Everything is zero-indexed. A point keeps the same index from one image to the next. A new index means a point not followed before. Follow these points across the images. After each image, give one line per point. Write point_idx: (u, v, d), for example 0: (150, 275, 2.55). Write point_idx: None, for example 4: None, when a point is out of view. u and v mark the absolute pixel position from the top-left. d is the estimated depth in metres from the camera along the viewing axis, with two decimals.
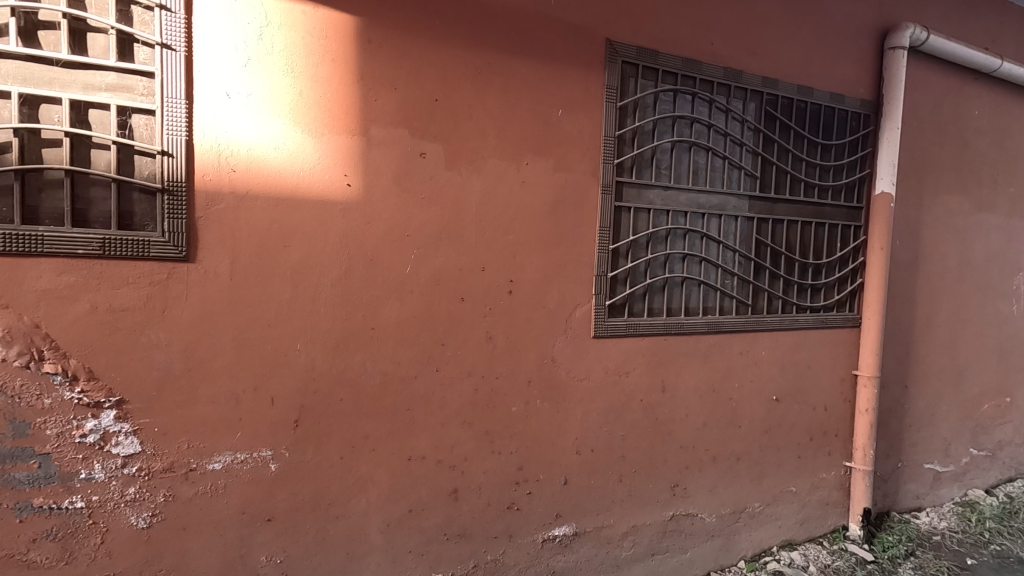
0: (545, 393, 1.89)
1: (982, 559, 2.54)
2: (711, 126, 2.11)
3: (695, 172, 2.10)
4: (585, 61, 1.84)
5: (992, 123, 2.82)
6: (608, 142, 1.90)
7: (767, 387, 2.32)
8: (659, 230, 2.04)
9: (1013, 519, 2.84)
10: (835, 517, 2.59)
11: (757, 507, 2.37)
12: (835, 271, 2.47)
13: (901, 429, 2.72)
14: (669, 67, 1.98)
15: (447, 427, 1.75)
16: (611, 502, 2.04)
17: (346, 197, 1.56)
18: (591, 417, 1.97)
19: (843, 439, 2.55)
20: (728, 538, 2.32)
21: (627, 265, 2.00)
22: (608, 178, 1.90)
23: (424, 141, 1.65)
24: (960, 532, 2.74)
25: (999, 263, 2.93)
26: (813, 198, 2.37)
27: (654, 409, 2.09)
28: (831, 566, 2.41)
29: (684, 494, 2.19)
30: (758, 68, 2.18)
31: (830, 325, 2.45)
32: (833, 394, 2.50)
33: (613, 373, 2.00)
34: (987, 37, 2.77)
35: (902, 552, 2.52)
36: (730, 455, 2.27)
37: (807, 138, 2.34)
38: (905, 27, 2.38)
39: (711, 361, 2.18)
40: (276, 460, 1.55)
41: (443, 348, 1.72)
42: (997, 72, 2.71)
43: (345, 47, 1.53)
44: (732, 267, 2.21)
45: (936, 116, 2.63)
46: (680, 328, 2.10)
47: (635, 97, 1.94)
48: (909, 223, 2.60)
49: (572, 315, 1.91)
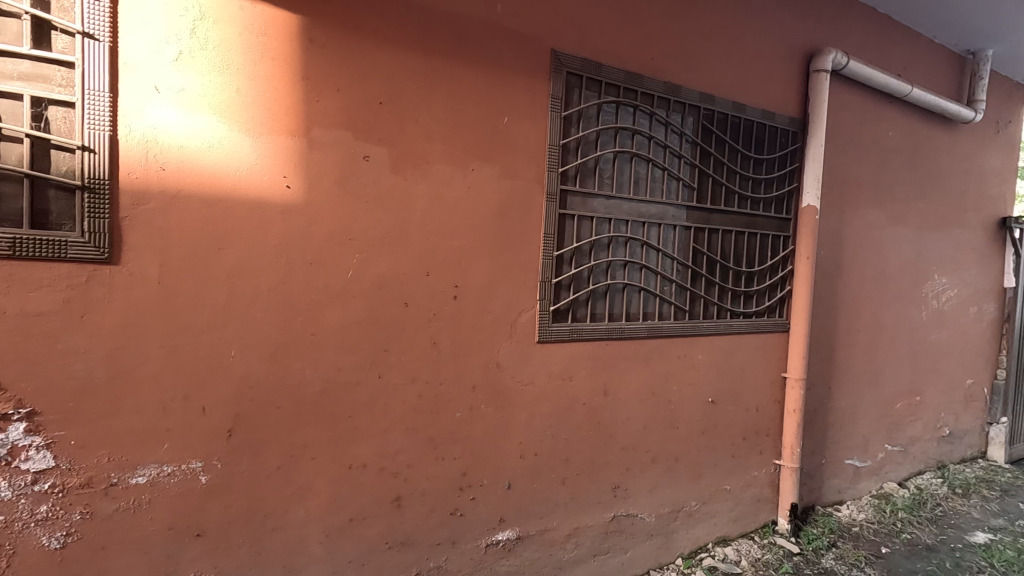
0: (490, 397, 1.90)
1: (895, 546, 2.73)
2: (651, 138, 2.18)
3: (636, 182, 2.17)
4: (531, 70, 1.87)
5: (905, 143, 3.05)
6: (553, 151, 1.93)
7: (703, 390, 2.42)
8: (601, 238, 2.09)
9: (922, 508, 3.07)
10: (765, 512, 2.72)
11: (694, 505, 2.46)
12: (766, 278, 2.60)
13: (825, 428, 2.89)
14: (612, 80, 2.04)
15: (390, 434, 1.73)
16: (554, 504, 2.07)
17: (285, 200, 1.52)
18: (535, 421, 2.00)
19: (773, 438, 2.69)
20: (667, 537, 2.39)
21: (570, 271, 2.03)
22: (553, 186, 1.94)
23: (367, 143, 1.62)
24: (877, 522, 2.92)
25: (911, 273, 3.17)
26: (746, 209, 2.49)
27: (597, 412, 2.13)
28: (761, 559, 2.52)
29: (625, 495, 2.24)
30: (695, 84, 2.27)
31: (761, 330, 2.58)
32: (764, 395, 2.63)
33: (557, 378, 2.03)
34: (899, 64, 3.01)
35: (825, 543, 2.66)
36: (668, 457, 2.34)
37: (741, 152, 2.46)
38: (828, 51, 2.54)
39: (651, 365, 2.25)
40: (208, 471, 1.48)
41: (386, 354, 1.70)
42: (908, 96, 2.93)
43: (285, 46, 1.49)
44: (670, 274, 2.29)
45: (857, 135, 2.82)
46: (622, 333, 2.16)
47: (580, 108, 1.98)
48: (832, 234, 2.78)
49: (517, 320, 1.93)
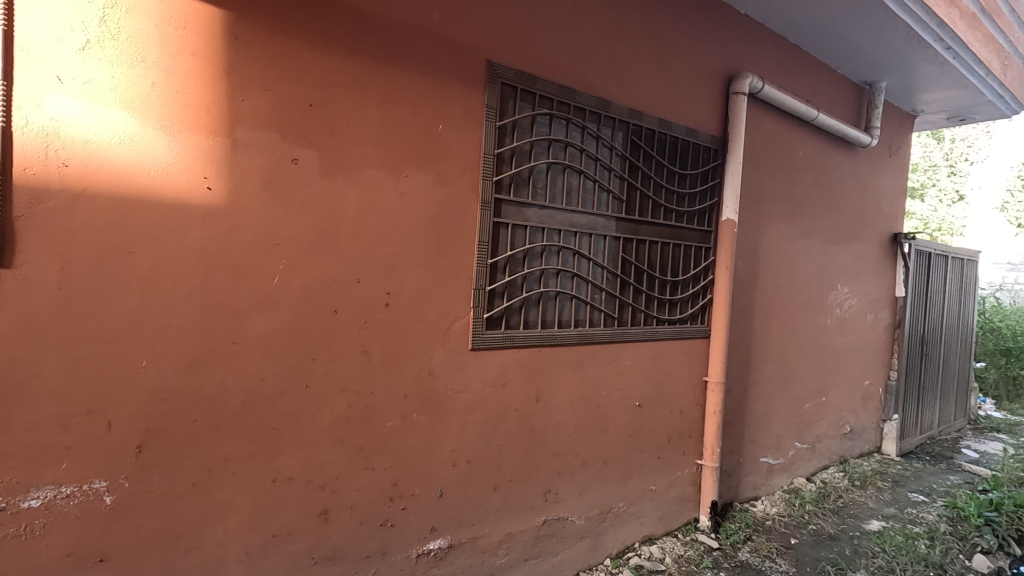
0: (422, 406, 1.88)
1: (803, 537, 2.93)
2: (583, 150, 2.25)
3: (568, 192, 2.22)
4: (467, 79, 1.89)
5: (813, 163, 3.31)
6: (487, 160, 1.95)
7: (631, 394, 2.51)
8: (534, 247, 2.13)
9: (826, 501, 3.32)
10: (688, 510, 2.85)
11: (621, 506, 2.54)
12: (689, 287, 2.74)
13: (742, 428, 3.07)
14: (546, 92, 2.09)
15: (317, 446, 1.67)
16: (486, 511, 2.08)
17: (205, 201, 1.45)
18: (468, 429, 2.00)
19: (695, 439, 2.83)
20: (596, 538, 2.45)
21: (504, 279, 2.05)
22: (487, 195, 1.96)
23: (296, 145, 1.58)
24: (787, 515, 3.13)
25: (817, 282, 3.44)
26: (671, 221, 2.62)
27: (530, 418, 2.16)
28: (684, 556, 2.64)
29: (556, 499, 2.28)
30: (625, 100, 2.37)
31: (684, 336, 2.71)
32: (687, 398, 2.76)
33: (490, 385, 2.04)
34: (807, 91, 3.27)
35: (742, 537, 2.82)
36: (597, 460, 2.41)
37: (666, 167, 2.58)
38: (745, 76, 2.72)
39: (582, 371, 2.31)
40: (114, 491, 1.38)
41: (314, 363, 1.65)
42: (815, 120, 3.18)
43: (207, 41, 1.43)
44: (600, 282, 2.37)
45: (771, 155, 3.03)
46: (554, 340, 2.20)
47: (514, 118, 2.02)
48: (749, 247, 2.96)
49: (450, 328, 1.93)
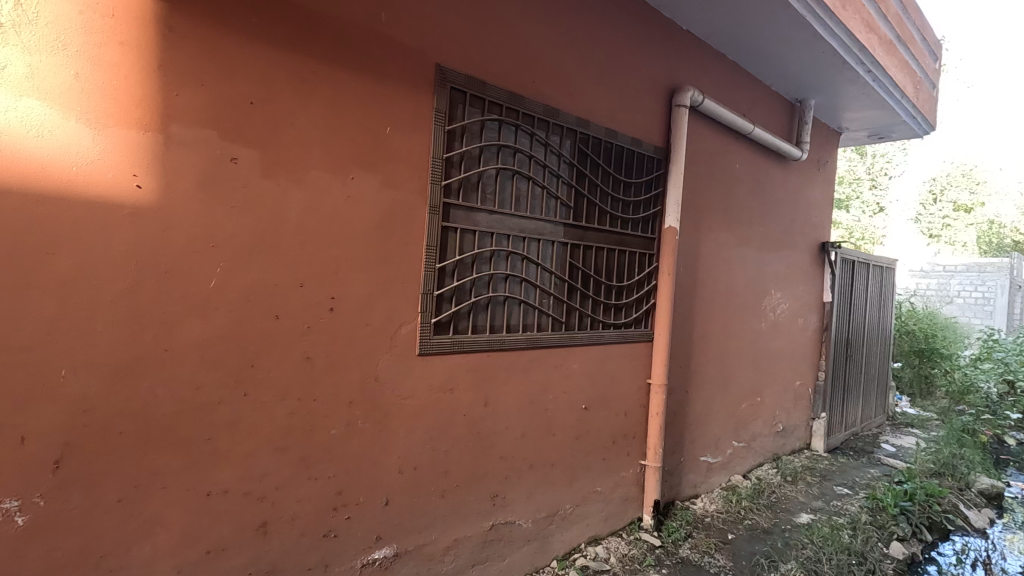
0: (368, 412, 1.85)
1: (739, 532, 3.06)
2: (532, 157, 2.27)
3: (516, 198, 2.24)
4: (415, 82, 1.87)
5: (749, 175, 3.48)
6: (436, 164, 1.94)
7: (577, 397, 2.55)
8: (483, 252, 2.13)
9: (761, 496, 3.48)
10: (632, 510, 2.92)
11: (568, 508, 2.57)
12: (634, 292, 2.82)
13: (683, 428, 3.18)
14: (495, 98, 2.10)
15: (256, 456, 1.61)
16: (433, 518, 2.06)
17: (134, 200, 1.37)
18: (414, 435, 1.98)
19: (639, 440, 2.91)
20: (543, 541, 2.47)
21: (452, 284, 2.05)
22: (435, 199, 1.95)
23: (235, 144, 1.52)
24: (725, 511, 3.26)
25: (753, 288, 3.61)
26: (616, 228, 2.69)
27: (477, 423, 2.16)
28: (628, 555, 2.70)
29: (504, 503, 2.29)
30: (572, 109, 2.41)
31: (629, 340, 2.79)
32: (631, 400, 2.83)
33: (437, 391, 2.03)
34: (743, 106, 3.43)
35: (683, 534, 2.91)
36: (544, 463, 2.43)
37: (612, 175, 2.64)
38: (686, 89, 2.83)
39: (529, 375, 2.33)
40: (27, 511, 1.27)
41: (253, 370, 1.59)
42: (750, 134, 3.34)
43: (138, 30, 1.36)
44: (548, 287, 2.40)
45: (710, 166, 3.17)
46: (502, 345, 2.21)
47: (463, 124, 2.02)
48: (690, 253, 3.08)
49: (397, 333, 1.90)
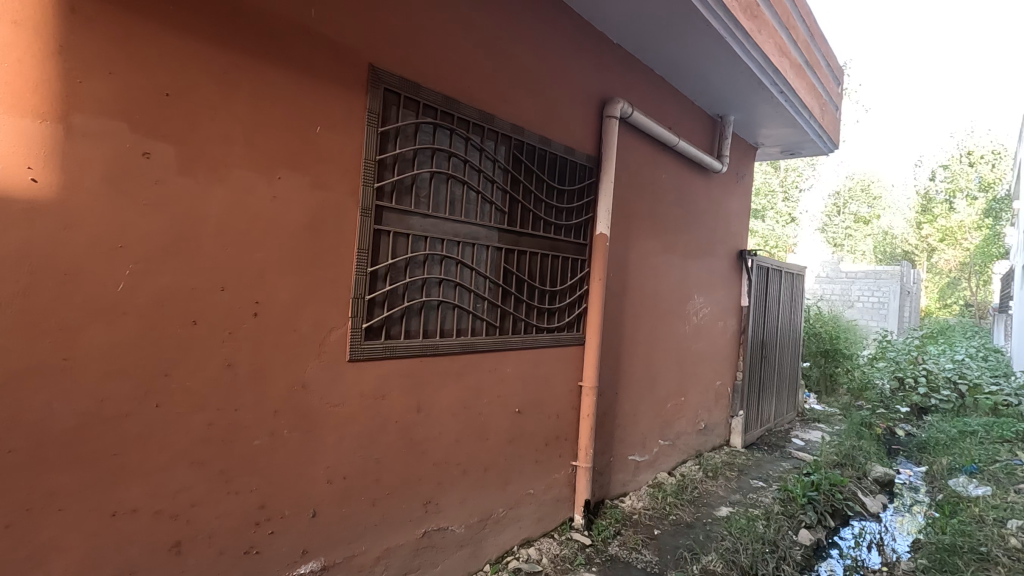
0: (294, 421, 1.78)
1: (664, 527, 3.18)
2: (467, 161, 2.27)
3: (451, 203, 2.23)
4: (347, 81, 1.83)
5: (674, 185, 3.65)
6: (368, 166, 1.90)
7: (511, 400, 2.57)
8: (416, 256, 2.11)
9: (684, 492, 3.64)
10: (564, 510, 2.97)
11: (501, 512, 2.58)
12: (566, 297, 2.87)
13: (612, 429, 3.28)
14: (430, 102, 2.09)
15: (170, 471, 1.51)
16: (363, 528, 2.00)
17: (29, 194, 1.25)
18: (344, 443, 1.92)
19: (571, 442, 2.97)
20: (476, 545, 2.47)
21: (385, 288, 2.01)
22: (367, 201, 1.91)
23: (148, 138, 1.42)
24: (651, 508, 3.38)
25: (677, 293, 3.78)
26: (550, 233, 2.73)
27: (410, 429, 2.13)
28: (560, 555, 2.74)
29: (436, 510, 2.27)
30: (507, 115, 2.44)
31: (561, 343, 2.84)
32: (564, 403, 2.89)
33: (369, 397, 1.98)
34: (669, 120, 3.60)
35: (612, 532, 2.99)
36: (478, 467, 2.43)
37: (546, 181, 2.69)
38: (617, 101, 2.94)
39: (463, 380, 2.33)
40: None
41: (167, 379, 1.49)
42: (676, 147, 3.50)
43: (34, 9, 1.24)
44: (482, 291, 2.41)
45: (639, 175, 3.29)
46: (435, 350, 2.20)
47: (397, 125, 1.99)
48: (619, 259, 3.19)
49: (326, 338, 1.84)
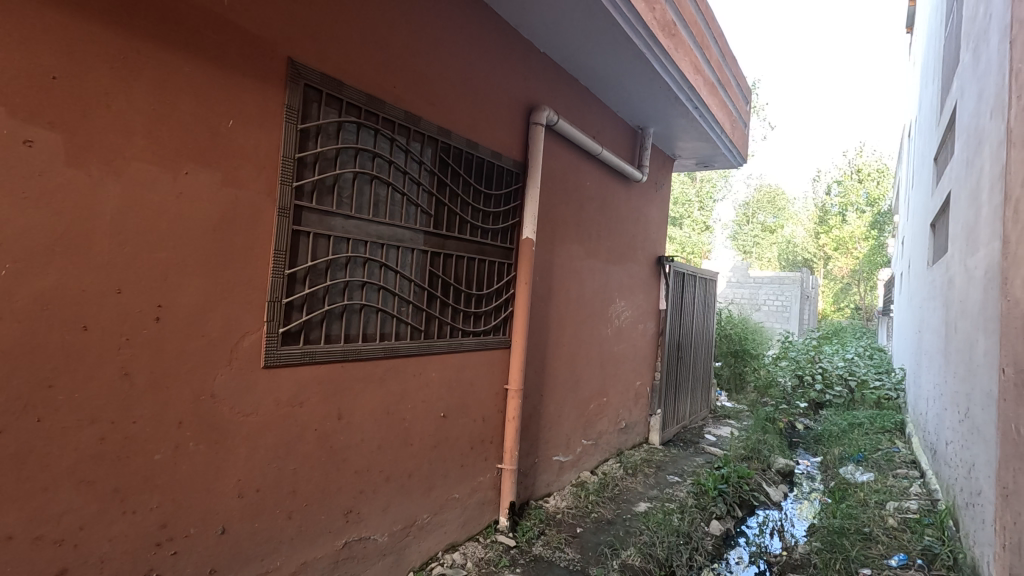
0: (201, 433, 1.67)
1: (587, 525, 3.27)
2: (392, 163, 2.23)
3: (375, 204, 2.19)
4: (263, 74, 1.74)
5: (597, 192, 3.77)
6: (286, 164, 1.83)
7: (435, 405, 2.55)
8: (338, 258, 2.04)
9: (606, 490, 3.76)
10: (489, 513, 2.98)
11: (425, 518, 2.55)
12: (492, 300, 2.89)
13: (537, 430, 3.33)
14: (353, 100, 2.04)
15: (53, 492, 1.36)
16: (278, 542, 1.91)
17: None
18: (257, 454, 1.82)
19: (496, 445, 2.98)
20: (399, 553, 2.42)
21: (303, 291, 1.93)
22: (285, 201, 1.83)
23: (31, 125, 1.29)
24: (574, 507, 3.46)
25: (600, 297, 3.91)
26: (476, 237, 2.74)
27: (329, 438, 2.06)
28: (484, 558, 2.74)
29: (357, 519, 2.20)
30: (433, 118, 2.43)
31: (487, 347, 2.85)
32: (489, 406, 2.90)
33: (284, 405, 1.90)
34: (593, 129, 3.72)
35: (536, 533, 3.03)
36: (401, 474, 2.39)
37: (473, 185, 2.70)
38: (543, 109, 3.00)
39: (386, 385, 2.28)
40: None
41: (52, 391, 1.35)
42: (599, 155, 3.62)
43: None
44: (406, 295, 2.38)
45: (563, 182, 3.37)
46: (358, 354, 2.14)
47: (318, 123, 1.92)
48: (544, 264, 3.25)
49: (238, 344, 1.75)
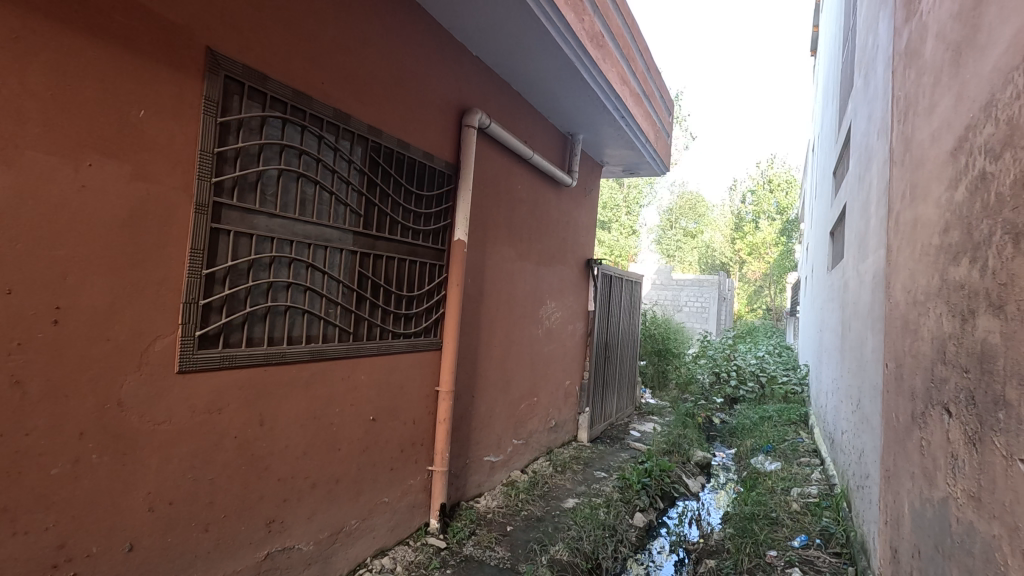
0: (106, 444, 1.55)
1: (517, 523, 3.31)
2: (320, 160, 2.17)
3: (302, 203, 2.12)
4: (180, 64, 1.65)
5: (528, 196, 3.84)
6: (204, 158, 1.74)
7: (364, 409, 2.50)
8: (261, 258, 1.97)
9: (536, 488, 3.83)
10: (419, 516, 2.95)
11: (353, 524, 2.50)
12: (423, 302, 2.88)
13: (468, 431, 3.34)
14: (278, 95, 1.97)
15: None
16: (193, 558, 1.80)
17: None
18: (170, 464, 1.72)
19: (427, 447, 2.96)
20: (325, 562, 2.35)
21: (222, 292, 1.85)
22: (203, 197, 1.74)
23: None
24: (505, 506, 3.50)
25: (530, 299, 3.97)
26: (408, 238, 2.72)
27: (250, 445, 1.97)
28: (414, 561, 2.72)
29: (280, 529, 2.12)
30: (363, 116, 2.38)
31: (418, 349, 2.83)
32: (420, 408, 2.88)
33: (201, 412, 1.80)
34: (524, 134, 3.78)
35: (467, 533, 3.04)
36: (327, 480, 2.33)
37: (405, 186, 2.67)
38: (475, 112, 3.02)
39: (312, 389, 2.22)
40: None
41: None
42: (530, 160, 3.69)
43: None
44: (334, 296, 2.33)
45: (495, 185, 3.41)
46: (282, 358, 2.07)
47: (239, 116, 1.84)
48: (476, 266, 3.27)
49: (149, 349, 1.64)
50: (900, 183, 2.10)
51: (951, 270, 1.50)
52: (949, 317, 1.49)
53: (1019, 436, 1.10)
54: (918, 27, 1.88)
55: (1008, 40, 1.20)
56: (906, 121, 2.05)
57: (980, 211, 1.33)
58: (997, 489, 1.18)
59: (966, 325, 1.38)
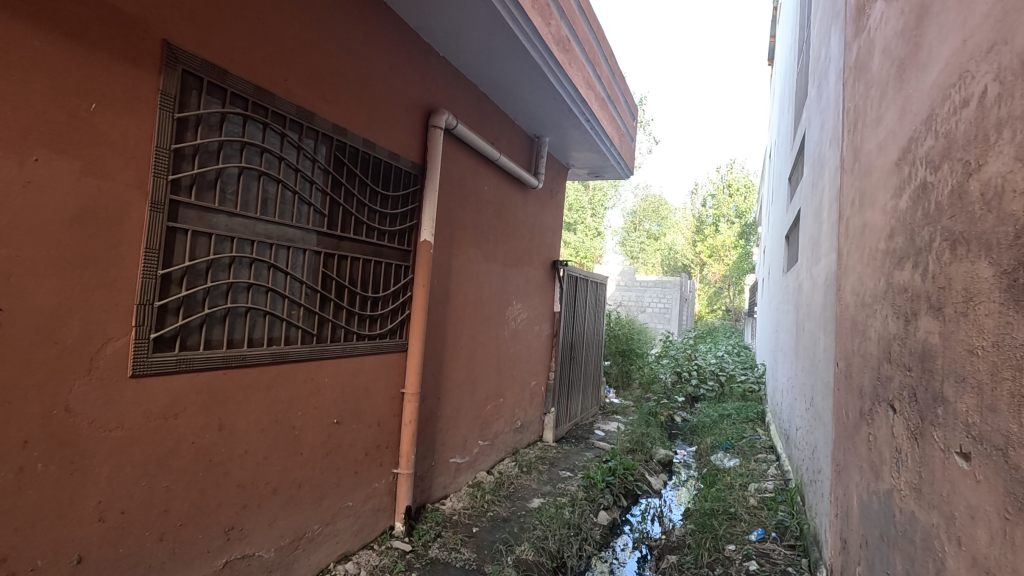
0: (53, 451, 1.49)
1: (482, 524, 3.31)
2: (282, 159, 2.13)
3: (264, 202, 2.07)
4: (135, 56, 1.59)
5: (495, 197, 3.85)
6: (161, 155, 1.68)
7: (327, 411, 2.46)
8: (220, 258, 1.92)
9: (501, 488, 3.83)
10: (384, 520, 2.92)
11: (315, 529, 2.45)
12: (389, 303, 2.85)
13: (434, 433, 3.32)
14: (239, 91, 1.92)
15: None
16: (146, 568, 1.74)
17: None
18: (123, 472, 1.66)
19: (392, 450, 2.93)
20: (286, 568, 2.30)
21: (179, 293, 1.79)
22: (160, 195, 1.69)
23: None
24: (470, 507, 3.50)
25: (496, 300, 3.98)
26: (373, 239, 2.69)
27: (209, 450, 1.92)
28: (379, 565, 2.69)
29: (240, 536, 2.07)
30: (328, 115, 2.35)
31: (383, 350, 2.80)
32: (385, 411, 2.85)
33: (156, 417, 1.74)
34: (490, 135, 3.79)
35: (433, 536, 3.02)
36: (289, 485, 2.28)
37: (370, 186, 2.65)
38: (442, 112, 3.01)
39: (273, 393, 2.17)
40: None
41: None
42: (497, 161, 3.69)
43: None
44: (297, 298, 2.28)
45: (461, 186, 3.40)
46: (242, 360, 2.02)
47: (198, 112, 1.79)
48: (442, 267, 3.26)
49: (100, 352, 1.58)
50: (850, 190, 2.20)
51: (895, 274, 1.58)
52: (893, 318, 1.58)
53: (954, 429, 1.18)
54: (866, 42, 1.98)
55: (945, 60, 1.28)
56: (856, 130, 2.15)
57: (921, 219, 1.41)
58: (935, 480, 1.25)
59: (909, 326, 1.46)
